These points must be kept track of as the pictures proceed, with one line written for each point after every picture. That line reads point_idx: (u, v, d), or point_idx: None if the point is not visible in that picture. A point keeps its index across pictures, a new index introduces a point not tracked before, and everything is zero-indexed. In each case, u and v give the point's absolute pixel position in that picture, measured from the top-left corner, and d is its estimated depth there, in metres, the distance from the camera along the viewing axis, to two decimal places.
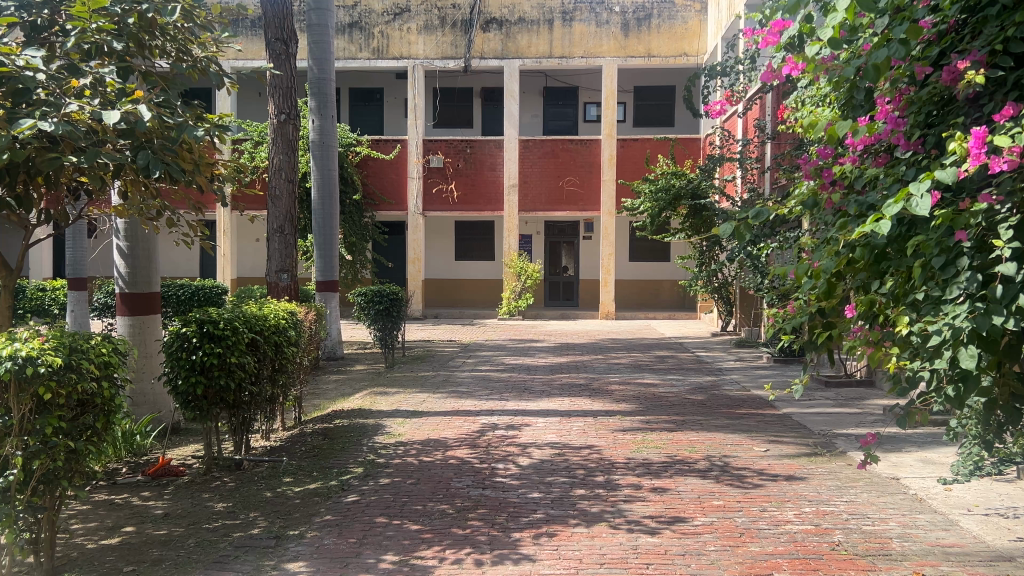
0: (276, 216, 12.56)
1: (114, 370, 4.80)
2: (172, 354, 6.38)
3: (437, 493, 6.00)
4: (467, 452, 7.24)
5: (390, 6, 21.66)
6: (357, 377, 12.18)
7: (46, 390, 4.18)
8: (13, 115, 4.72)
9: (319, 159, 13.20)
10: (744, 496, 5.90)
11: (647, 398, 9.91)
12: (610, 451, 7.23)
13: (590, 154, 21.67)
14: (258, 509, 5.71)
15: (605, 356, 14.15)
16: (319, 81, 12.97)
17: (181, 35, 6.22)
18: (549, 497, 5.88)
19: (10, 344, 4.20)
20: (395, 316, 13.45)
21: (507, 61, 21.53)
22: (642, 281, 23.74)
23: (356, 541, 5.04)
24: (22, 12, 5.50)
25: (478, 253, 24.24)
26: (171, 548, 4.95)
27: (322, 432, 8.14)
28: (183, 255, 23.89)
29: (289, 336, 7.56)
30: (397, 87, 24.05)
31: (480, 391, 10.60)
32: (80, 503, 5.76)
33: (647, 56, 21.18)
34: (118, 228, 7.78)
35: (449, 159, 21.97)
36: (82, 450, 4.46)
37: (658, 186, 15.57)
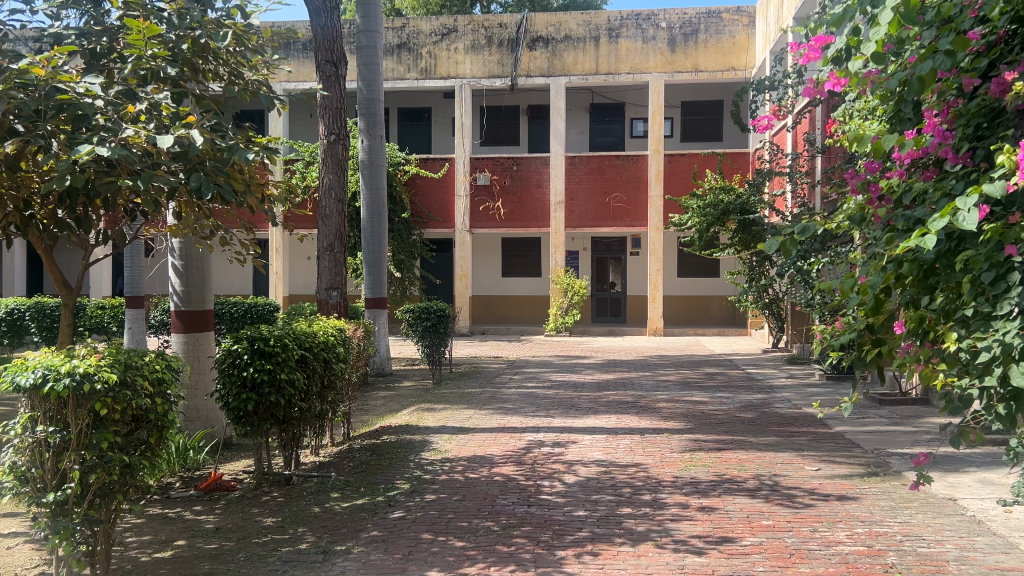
0: (326, 234, 12.72)
1: (168, 386, 4.90)
2: (224, 370, 6.55)
3: (482, 510, 6.01)
4: (513, 469, 7.24)
5: (438, 27, 21.99)
6: (405, 393, 12.27)
7: (102, 406, 4.30)
8: (73, 141, 4.90)
9: (368, 179, 13.35)
10: (794, 516, 5.79)
11: (695, 416, 9.79)
12: (657, 470, 7.16)
13: (637, 169, 21.57)
14: (306, 524, 5.78)
15: (653, 373, 14.03)
16: (368, 102, 13.19)
17: (233, 59, 6.35)
18: (595, 516, 5.85)
19: (68, 361, 4.35)
20: (442, 332, 13.53)
21: (553, 79, 21.61)
22: (691, 297, 23.56)
23: (402, 557, 5.08)
24: (82, 40, 5.85)
25: (525, 269, 24.31)
26: (221, 562, 5.03)
27: (370, 448, 8.21)
28: (238, 274, 24.42)
29: (337, 352, 7.64)
30: (445, 107, 24.37)
31: (527, 407, 10.60)
32: (134, 517, 5.90)
33: (694, 71, 21.06)
34: (173, 247, 7.95)
35: (496, 176, 22.07)
36: (137, 465, 4.56)
37: (706, 201, 15.45)
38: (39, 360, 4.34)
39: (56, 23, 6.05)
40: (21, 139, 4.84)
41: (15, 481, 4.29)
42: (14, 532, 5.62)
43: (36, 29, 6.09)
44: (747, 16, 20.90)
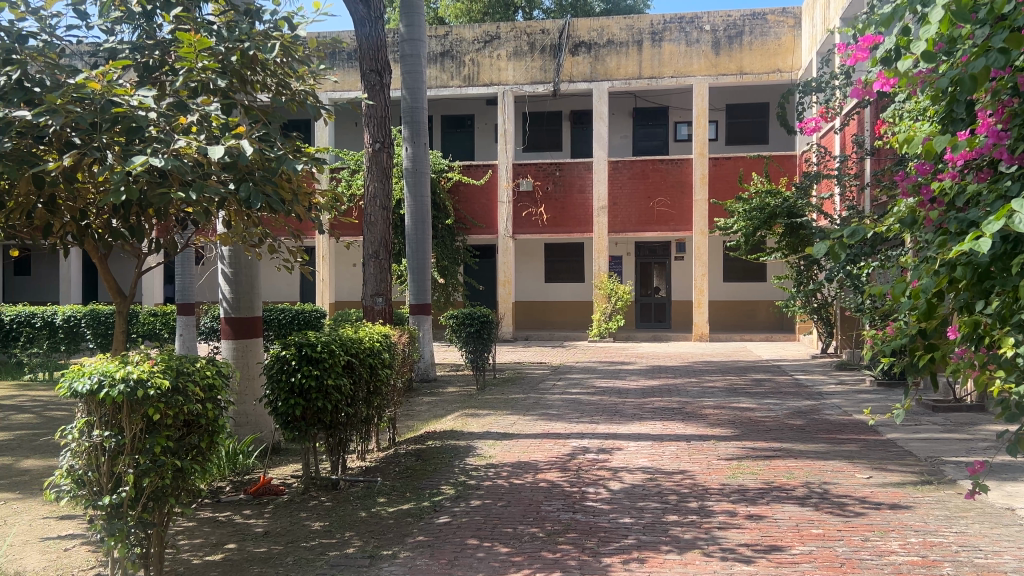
0: (371, 242, 12.85)
1: (218, 392, 4.98)
2: (272, 376, 6.67)
3: (527, 516, 6.01)
4: (558, 475, 7.22)
5: (481, 34, 22.11)
6: (450, 399, 12.32)
7: (155, 411, 4.40)
8: (127, 152, 5.04)
9: (412, 186, 13.44)
10: (845, 525, 5.68)
11: (743, 423, 9.66)
12: (704, 477, 7.09)
13: (681, 173, 21.39)
14: (353, 529, 5.83)
15: (699, 379, 13.88)
16: (412, 110, 13.30)
17: (281, 70, 6.45)
18: (640, 523, 5.81)
19: (122, 367, 4.45)
20: (486, 338, 13.57)
21: (596, 84, 21.57)
22: (737, 302, 23.31)
23: (448, 562, 5.10)
24: (136, 54, 5.99)
25: (568, 275, 24.28)
26: (270, 566, 5.11)
27: (416, 453, 8.26)
28: (285, 281, 24.81)
29: (383, 358, 7.71)
30: (488, 113, 24.46)
31: (571, 413, 10.57)
32: (186, 520, 6.02)
33: (739, 74, 20.85)
34: (222, 254, 8.10)
35: (539, 182, 22.10)
36: (188, 469, 4.64)
37: (752, 205, 15.24)
38: (95, 366, 4.46)
39: (111, 37, 6.21)
40: (79, 152, 4.99)
41: (72, 484, 4.41)
42: (72, 534, 5.77)
43: (91, 43, 6.25)
44: (793, 17, 20.65)
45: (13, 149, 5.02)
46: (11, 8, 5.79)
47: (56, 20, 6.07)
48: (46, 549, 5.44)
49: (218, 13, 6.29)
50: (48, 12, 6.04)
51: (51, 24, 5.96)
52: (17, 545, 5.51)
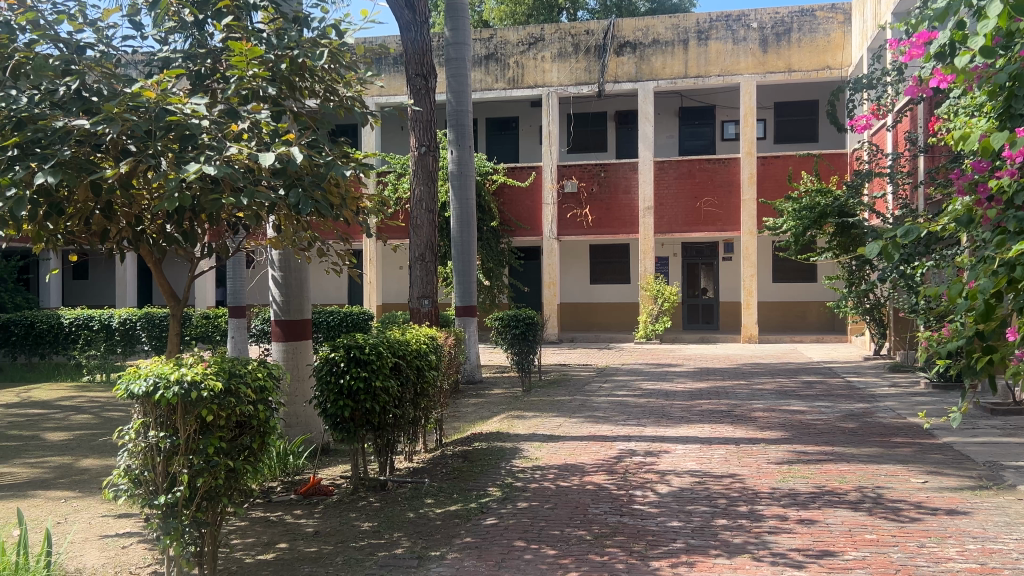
0: (417, 244, 12.95)
1: (270, 393, 5.05)
2: (322, 377, 6.74)
3: (575, 518, 6.00)
4: (605, 478, 7.20)
5: (525, 36, 22.14)
6: (497, 400, 12.35)
7: (209, 412, 4.49)
8: (181, 159, 5.17)
9: (458, 189, 13.51)
10: (900, 531, 5.56)
11: (793, 426, 9.51)
12: (754, 481, 6.99)
13: (729, 173, 21.13)
14: (402, 529, 5.88)
15: (749, 381, 13.69)
16: (457, 113, 13.37)
17: (329, 76, 6.54)
18: (689, 527, 5.76)
19: (176, 369, 4.54)
20: (532, 340, 13.57)
21: (641, 84, 21.45)
22: (786, 302, 22.97)
23: (495, 564, 5.12)
24: (188, 63, 6.11)
25: (614, 276, 24.17)
26: (321, 565, 5.17)
27: (463, 454, 8.30)
28: (334, 284, 25.13)
29: (429, 360, 7.76)
30: (532, 115, 24.47)
31: (618, 416, 10.52)
32: (239, 519, 6.13)
33: (788, 71, 20.54)
34: (272, 259, 8.23)
35: (584, 183, 22.03)
36: (241, 470, 4.73)
37: (802, 204, 14.96)
38: (151, 368, 4.57)
39: (165, 47, 6.34)
40: (135, 159, 5.12)
41: (130, 483, 4.53)
42: (129, 532, 5.90)
43: (145, 53, 6.39)
44: (842, 13, 20.26)
45: (73, 157, 5.17)
46: (70, 20, 5.96)
47: (112, 31, 6.23)
48: (105, 546, 5.59)
49: (267, 21, 6.40)
50: (105, 23, 6.21)
51: (107, 35, 6.12)
52: (77, 543, 5.67)
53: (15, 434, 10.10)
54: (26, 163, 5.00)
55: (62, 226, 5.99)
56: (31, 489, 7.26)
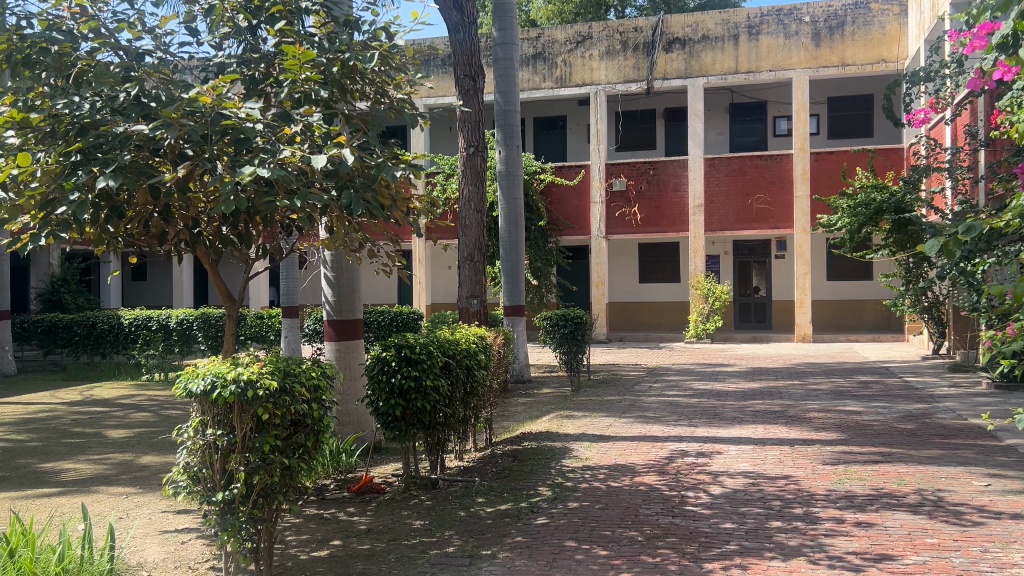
0: (465, 244, 13.00)
1: (323, 392, 5.12)
2: (373, 376, 6.81)
3: (627, 519, 5.97)
4: (656, 478, 7.15)
5: (573, 35, 22.11)
6: (546, 400, 12.35)
7: (264, 411, 4.57)
8: (236, 162, 5.26)
9: (506, 189, 13.52)
10: (962, 535, 5.42)
11: (849, 427, 9.32)
12: (809, 483, 6.88)
13: (781, 169, 20.78)
14: (453, 528, 5.92)
15: (803, 381, 13.45)
16: (505, 113, 13.39)
17: (378, 79, 6.58)
18: (743, 528, 5.69)
19: (233, 368, 4.64)
20: (580, 339, 13.53)
21: (691, 80, 21.23)
22: (842, 300, 22.54)
23: (546, 563, 5.12)
24: (243, 68, 6.21)
25: (664, 275, 23.98)
26: (374, 563, 5.23)
27: (512, 454, 8.31)
28: (384, 284, 25.41)
29: (479, 359, 7.80)
30: (580, 114, 24.40)
31: (669, 416, 10.44)
32: (294, 516, 6.22)
33: (842, 65, 20.15)
34: (325, 260, 8.33)
35: (633, 181, 21.93)
36: (295, 467, 4.81)
37: (857, 201, 14.61)
38: (209, 367, 4.67)
39: (220, 52, 6.45)
40: (192, 163, 5.24)
41: (188, 480, 4.66)
42: (188, 528, 6.04)
43: (201, 58, 6.52)
44: (898, 4, 19.77)
45: (132, 161, 5.31)
46: (130, 28, 6.11)
47: (169, 37, 6.36)
48: (165, 541, 5.73)
49: (319, 25, 6.48)
50: (163, 30, 6.36)
51: (165, 42, 6.26)
52: (139, 537, 5.82)
53: (79, 431, 10.43)
54: (89, 169, 5.16)
55: (122, 229, 6.14)
56: (95, 484, 7.47)
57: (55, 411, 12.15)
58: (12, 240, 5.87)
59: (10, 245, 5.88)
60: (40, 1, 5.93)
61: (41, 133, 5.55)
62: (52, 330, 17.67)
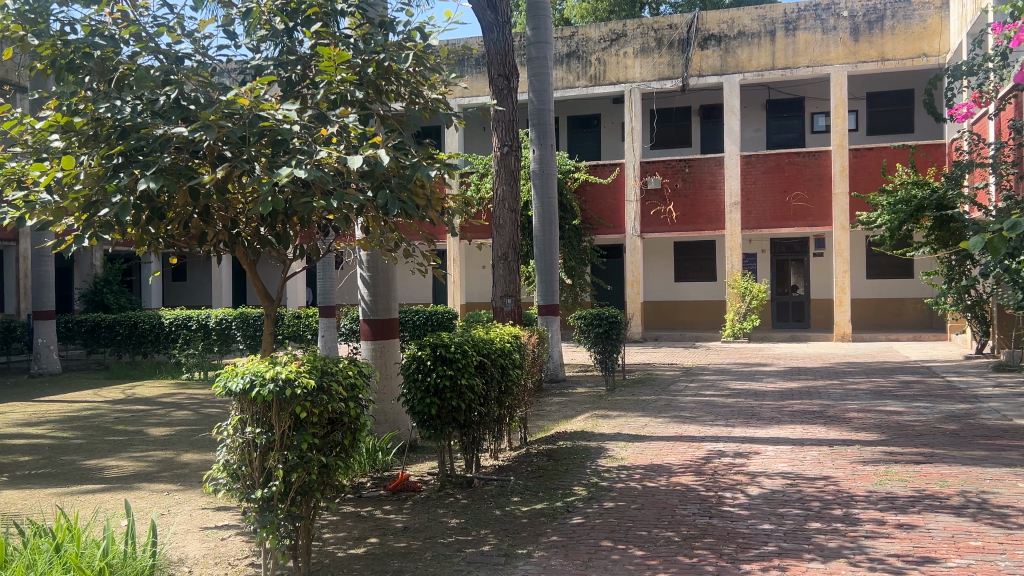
0: (499, 244, 13.01)
1: (360, 391, 5.16)
2: (409, 376, 6.85)
3: (663, 519, 5.94)
4: (693, 479, 7.10)
5: (607, 33, 22.04)
6: (581, 399, 12.33)
7: (302, 409, 4.61)
8: (274, 164, 5.31)
9: (540, 188, 13.52)
10: (1007, 538, 5.30)
11: (890, 427, 9.18)
12: (848, 484, 6.78)
13: (819, 165, 20.51)
14: (489, 526, 5.93)
15: (842, 381, 13.27)
16: (539, 112, 13.39)
17: (413, 79, 6.60)
18: (781, 529, 5.63)
19: (272, 367, 4.69)
20: (615, 338, 13.48)
21: (726, 77, 21.03)
22: (882, 299, 22.21)
23: (582, 563, 5.11)
24: (280, 70, 6.28)
25: (700, 274, 23.81)
26: (410, 561, 5.26)
27: (547, 453, 8.30)
28: (419, 283, 25.55)
29: (513, 358, 7.80)
30: (615, 112, 24.31)
31: (705, 416, 10.37)
32: (331, 514, 6.28)
33: (881, 60, 19.84)
34: (361, 260, 8.38)
35: (668, 179, 21.79)
36: (333, 465, 4.85)
37: (897, 198, 14.30)
38: (247, 366, 4.73)
39: (257, 54, 6.52)
40: (230, 164, 5.30)
41: (229, 478, 4.72)
42: (227, 525, 6.13)
43: (239, 61, 6.60)
44: None
45: (173, 163, 5.40)
46: (169, 32, 6.22)
47: (208, 41, 6.45)
48: (206, 537, 5.81)
49: (354, 27, 6.54)
50: (202, 34, 6.45)
51: (204, 46, 6.36)
52: (180, 534, 5.92)
53: (121, 429, 10.61)
54: (130, 171, 5.26)
55: (162, 230, 6.23)
56: (137, 481, 7.61)
57: (98, 409, 12.39)
58: (57, 241, 5.99)
59: (54, 247, 6.00)
60: (83, 6, 6.04)
61: (85, 136, 5.70)
62: (95, 330, 18.01)
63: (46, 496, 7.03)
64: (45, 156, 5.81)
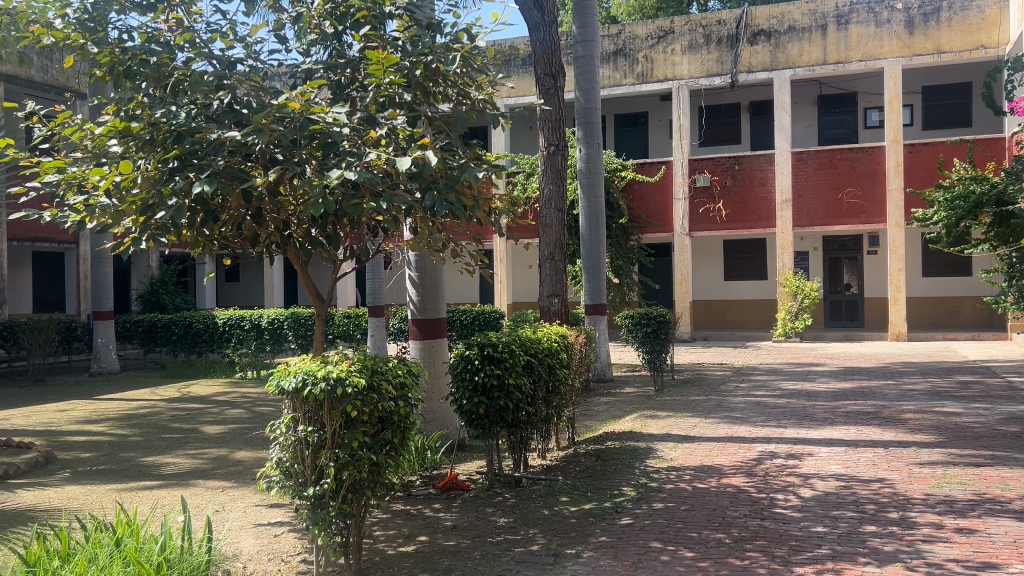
0: (546, 244, 12.99)
1: (409, 390, 5.21)
2: (458, 374, 6.90)
3: (713, 521, 5.88)
4: (744, 480, 7.01)
5: (655, 30, 21.85)
6: (629, 399, 12.26)
7: (353, 408, 4.67)
8: (324, 166, 5.39)
9: (587, 186, 13.47)
10: None
11: (948, 429, 8.96)
12: (905, 486, 6.64)
13: (873, 161, 20.09)
14: (537, 526, 5.94)
15: (898, 381, 13.00)
16: (586, 111, 13.33)
17: (461, 81, 6.63)
18: (835, 532, 5.53)
19: (324, 366, 4.76)
20: (664, 338, 13.38)
21: (777, 73, 20.73)
22: (939, 297, 21.68)
23: (631, 564, 5.08)
24: (329, 73, 6.35)
25: (750, 272, 23.52)
26: (459, 559, 5.29)
27: (596, 453, 8.28)
28: (466, 283, 25.69)
29: (561, 358, 7.79)
30: (662, 109, 24.14)
31: (756, 416, 10.24)
32: (381, 511, 6.34)
33: (937, 53, 19.36)
34: (409, 261, 8.45)
35: (717, 177, 21.53)
36: (383, 464, 4.90)
37: (955, 193, 13.93)
38: (299, 366, 4.79)
39: (308, 58, 6.61)
40: (282, 167, 5.39)
41: (281, 475, 4.79)
42: (280, 521, 6.23)
43: (290, 65, 6.69)
44: None
45: (226, 167, 5.51)
46: (222, 37, 6.34)
47: (260, 45, 6.56)
48: (259, 534, 5.92)
49: (402, 29, 6.60)
50: (254, 39, 6.57)
51: (256, 50, 6.47)
52: (234, 530, 6.04)
53: (178, 427, 10.86)
54: (185, 174, 5.36)
55: (217, 232, 6.36)
56: (193, 478, 7.78)
57: (155, 407, 12.70)
58: (115, 244, 6.15)
59: (113, 249, 6.13)
60: (140, 14, 6.20)
61: (141, 140, 5.83)
62: (152, 330, 18.42)
63: (106, 491, 7.23)
64: (104, 161, 5.97)
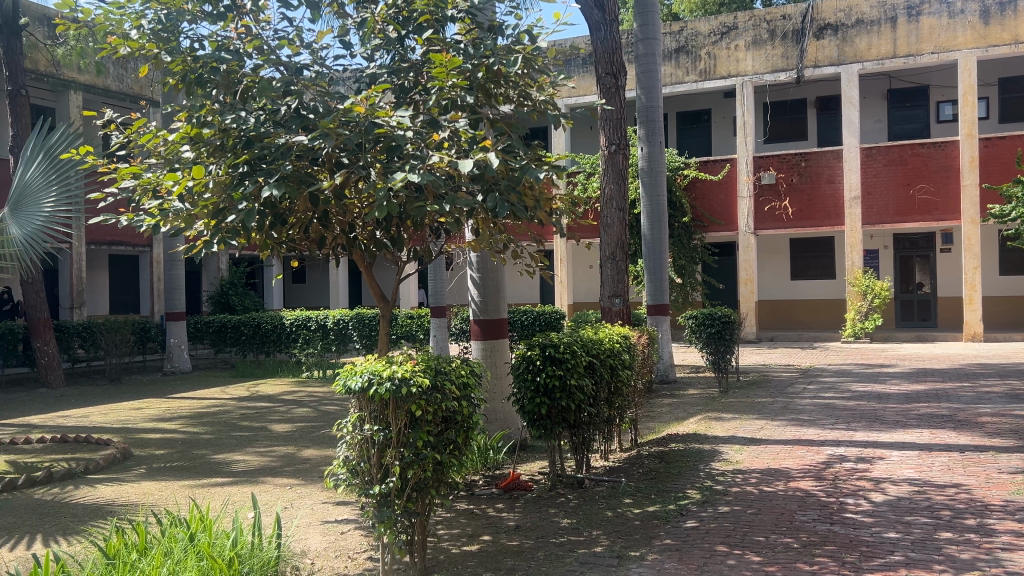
0: (608, 243, 12.93)
1: (472, 390, 5.25)
2: (519, 375, 6.92)
3: (781, 525, 5.77)
4: (812, 484, 6.86)
5: (718, 26, 21.56)
6: (692, 401, 12.12)
7: (417, 407, 4.73)
8: (389, 169, 5.48)
9: (649, 185, 13.38)
10: None
11: None
12: (982, 492, 6.41)
13: (946, 157, 19.49)
14: (600, 528, 5.92)
15: (974, 383, 12.54)
16: (648, 109, 13.23)
17: (522, 82, 6.65)
18: (908, 539, 5.38)
19: (388, 366, 4.82)
20: (728, 338, 13.18)
21: (845, 67, 20.27)
22: (1017, 297, 20.90)
23: (697, 567, 5.02)
24: (393, 77, 6.44)
25: (817, 271, 23.03)
26: (522, 559, 5.31)
27: (659, 455, 8.20)
28: (527, 284, 25.71)
29: (623, 359, 7.77)
30: (726, 106, 23.83)
31: (825, 419, 10.00)
32: (445, 510, 6.40)
33: (1014, 44, 18.69)
34: (471, 261, 8.52)
35: (782, 174, 21.13)
36: (447, 463, 4.95)
37: None
38: (365, 365, 4.86)
39: (372, 63, 6.72)
40: (348, 171, 5.50)
41: (348, 473, 4.87)
42: (347, 519, 6.34)
43: (354, 70, 6.81)
44: None
45: (294, 170, 5.63)
46: (290, 44, 6.48)
47: (325, 51, 6.69)
48: (326, 531, 6.03)
49: (464, 32, 6.63)
50: (320, 45, 6.70)
51: (321, 56, 6.59)
52: (302, 526, 6.16)
53: (246, 425, 11.14)
54: (254, 179, 5.50)
55: (285, 235, 6.49)
56: (262, 476, 7.96)
57: (225, 406, 13.03)
58: (189, 246, 6.33)
59: (187, 251, 6.31)
60: (211, 23, 6.39)
61: (213, 147, 6.02)
62: (222, 330, 18.98)
63: (179, 487, 7.45)
64: (178, 166, 6.15)
